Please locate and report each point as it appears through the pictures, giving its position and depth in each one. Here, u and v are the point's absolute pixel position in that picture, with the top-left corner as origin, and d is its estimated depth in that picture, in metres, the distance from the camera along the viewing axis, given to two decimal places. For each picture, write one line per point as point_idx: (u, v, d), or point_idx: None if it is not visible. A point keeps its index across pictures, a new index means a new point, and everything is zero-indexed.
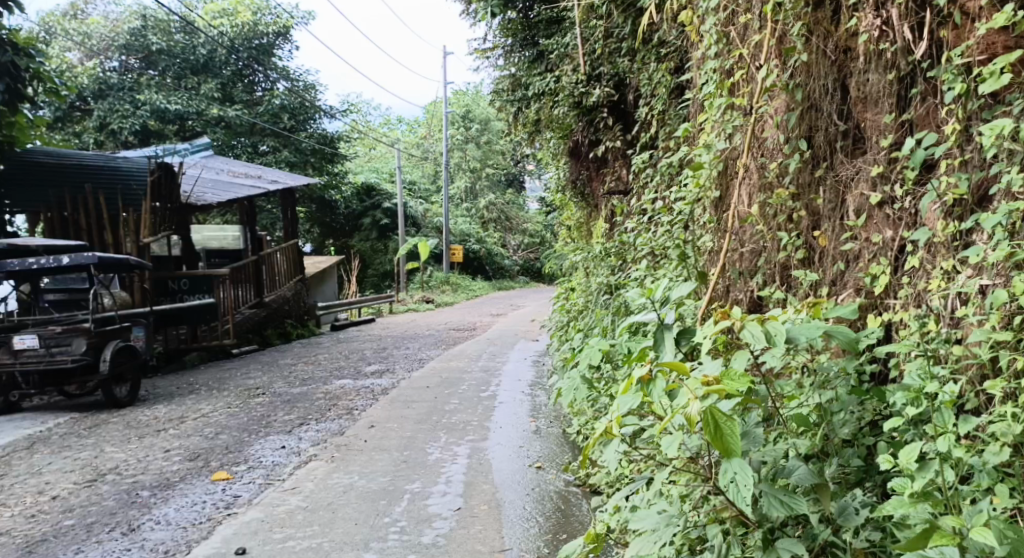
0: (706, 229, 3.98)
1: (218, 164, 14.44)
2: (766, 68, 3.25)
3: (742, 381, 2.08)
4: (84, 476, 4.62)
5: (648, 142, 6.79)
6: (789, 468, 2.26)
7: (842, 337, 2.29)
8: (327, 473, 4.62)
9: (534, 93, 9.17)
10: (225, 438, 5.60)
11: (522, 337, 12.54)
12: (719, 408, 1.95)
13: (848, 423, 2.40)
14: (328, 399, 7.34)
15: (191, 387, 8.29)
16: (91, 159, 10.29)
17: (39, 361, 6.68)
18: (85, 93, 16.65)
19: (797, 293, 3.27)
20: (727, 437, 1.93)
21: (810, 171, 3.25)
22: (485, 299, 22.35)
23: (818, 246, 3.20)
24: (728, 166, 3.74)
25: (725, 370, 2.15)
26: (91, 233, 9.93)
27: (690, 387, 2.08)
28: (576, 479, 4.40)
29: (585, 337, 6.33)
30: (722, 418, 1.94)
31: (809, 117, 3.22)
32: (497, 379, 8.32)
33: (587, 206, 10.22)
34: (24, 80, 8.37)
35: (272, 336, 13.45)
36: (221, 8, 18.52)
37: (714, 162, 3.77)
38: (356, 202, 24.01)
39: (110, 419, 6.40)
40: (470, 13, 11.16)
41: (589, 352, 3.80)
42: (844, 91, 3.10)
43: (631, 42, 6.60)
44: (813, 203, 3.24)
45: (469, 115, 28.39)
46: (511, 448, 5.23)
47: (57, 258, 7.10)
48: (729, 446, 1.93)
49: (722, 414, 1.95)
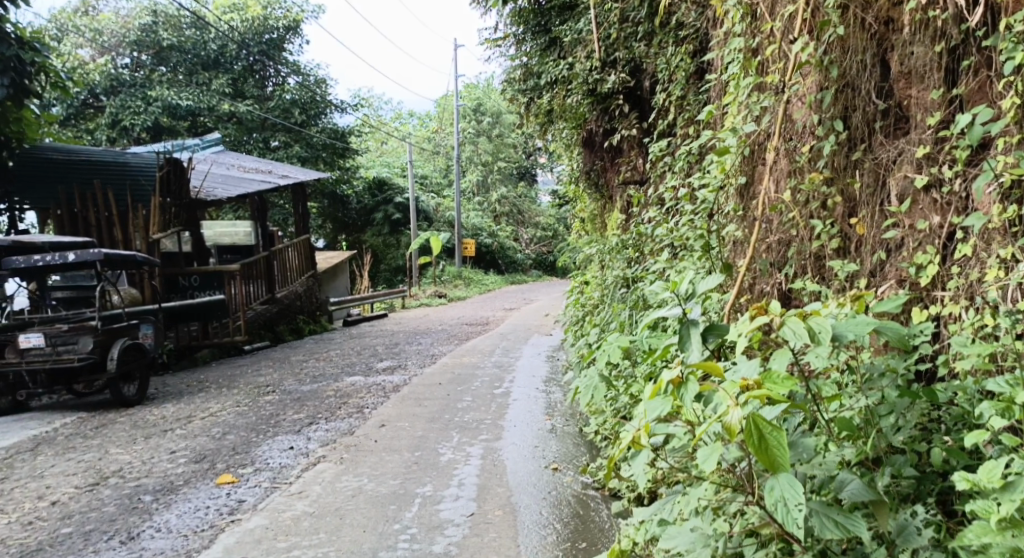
0: (729, 218, 3.77)
1: (228, 159, 14.32)
2: (799, 42, 3.02)
3: (786, 384, 1.90)
4: (87, 479, 4.47)
5: (665, 130, 6.56)
6: (840, 482, 2.08)
7: (892, 334, 2.09)
8: (336, 475, 4.45)
9: (547, 82, 8.96)
10: (232, 439, 5.44)
11: (536, 331, 12.35)
12: (761, 415, 1.81)
13: (901, 429, 2.21)
14: (338, 396, 7.18)
15: (201, 385, 8.17)
16: (100, 155, 10.16)
17: (46, 359, 6.56)
18: (97, 90, 16.61)
19: (832, 285, 3.07)
20: (773, 450, 1.79)
21: (845, 154, 3.05)
22: (498, 293, 22.18)
23: (855, 234, 3.00)
24: (758, 149, 3.52)
25: (765, 372, 1.97)
26: (100, 230, 9.77)
27: (727, 392, 1.91)
28: (595, 481, 4.21)
29: (601, 332, 6.14)
30: (766, 428, 1.80)
31: (846, 95, 3.01)
32: (511, 375, 8.14)
33: (601, 198, 10.00)
34: (30, 74, 8.24)
35: (284, 332, 13.33)
36: (231, 3, 18.41)
37: (741, 146, 3.55)
38: (368, 197, 23.90)
39: (117, 418, 6.27)
40: (481, 2, 10.96)
41: (608, 349, 3.61)
42: (884, 67, 2.89)
43: (648, 26, 6.39)
44: (849, 188, 3.03)
45: (480, 108, 28.17)
46: (527, 448, 5.05)
47: (63, 255, 6.97)
48: (775, 460, 1.79)
49: (766, 425, 1.81)
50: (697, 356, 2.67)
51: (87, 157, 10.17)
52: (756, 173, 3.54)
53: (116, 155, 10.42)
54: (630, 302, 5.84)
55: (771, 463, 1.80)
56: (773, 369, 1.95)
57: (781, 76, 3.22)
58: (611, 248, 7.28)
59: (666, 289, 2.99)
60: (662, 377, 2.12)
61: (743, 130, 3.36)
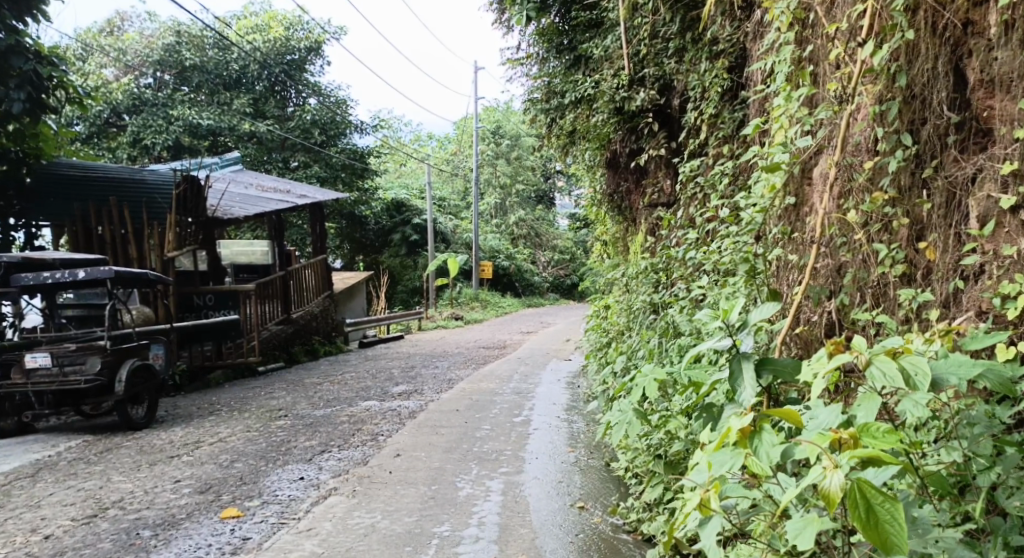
0: (776, 242, 3.52)
1: (247, 178, 14.23)
2: (865, 43, 2.77)
3: (891, 441, 1.78)
4: (85, 510, 4.24)
5: (697, 149, 6.32)
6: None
7: (993, 378, 1.90)
8: (347, 511, 4.17)
9: (571, 101, 8.75)
10: (240, 468, 5.18)
11: (555, 356, 12.05)
12: (868, 484, 1.71)
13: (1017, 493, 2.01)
14: (352, 423, 6.91)
15: (212, 408, 7.93)
16: (116, 172, 10.15)
17: (52, 381, 6.38)
18: (119, 109, 16.65)
19: (895, 315, 2.80)
20: (883, 525, 1.68)
21: (912, 171, 2.80)
22: (515, 316, 21.88)
23: (924, 260, 2.75)
24: (818, 167, 3.27)
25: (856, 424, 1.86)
26: (114, 248, 9.62)
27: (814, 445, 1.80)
28: (626, 524, 3.90)
29: (630, 360, 5.86)
30: (876, 498, 1.70)
31: (913, 108, 2.76)
32: (531, 402, 7.83)
33: (624, 220, 9.74)
34: (47, 89, 8.12)
35: (300, 353, 13.12)
36: (254, 25, 18.50)
37: (792, 163, 3.34)
38: (386, 218, 23.81)
39: (123, 443, 6.04)
40: (503, 21, 10.82)
41: (643, 382, 3.35)
42: (958, 77, 2.65)
43: (679, 41, 6.21)
44: (917, 209, 2.78)
45: (499, 131, 28.06)
46: (550, 484, 4.75)
47: (73, 273, 6.79)
48: (889, 538, 1.66)
49: (875, 492, 1.70)
50: (750, 394, 2.45)
51: (103, 173, 10.06)
52: (814, 192, 3.28)
53: (132, 171, 10.33)
54: (660, 330, 5.55)
55: (882, 540, 1.67)
56: (870, 422, 1.83)
57: (843, 85, 2.97)
58: (637, 273, 7.00)
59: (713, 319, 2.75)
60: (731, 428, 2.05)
61: (797, 146, 3.11)
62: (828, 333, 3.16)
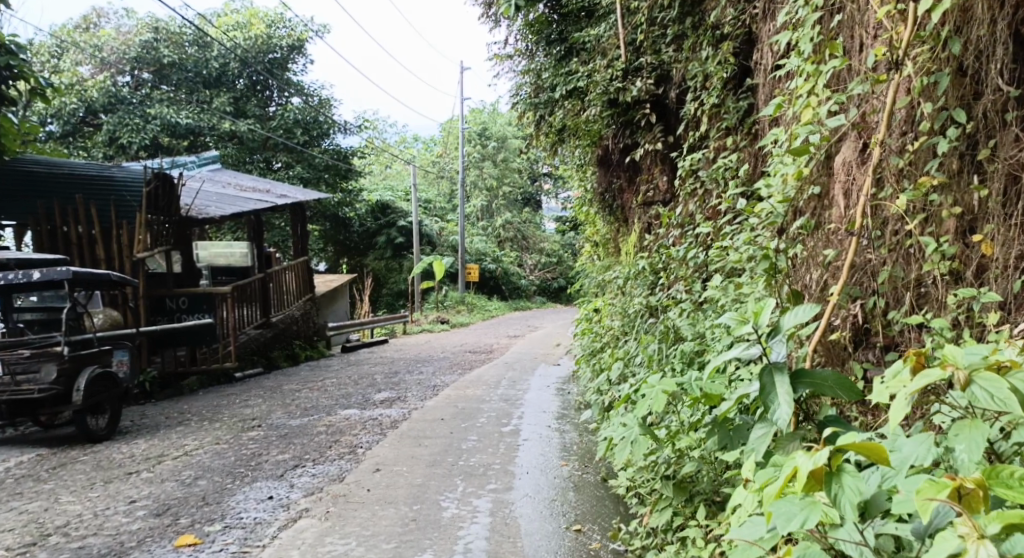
0: (798, 239, 3.27)
1: (225, 178, 13.77)
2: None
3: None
4: (22, 538, 3.80)
5: (697, 142, 5.97)
6: None
7: None
8: (319, 537, 3.75)
9: (561, 96, 8.37)
10: (204, 486, 4.74)
11: (543, 360, 11.64)
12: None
13: None
14: (329, 434, 6.47)
15: (181, 418, 7.46)
16: (84, 169, 9.97)
17: (3, 390, 5.92)
18: (94, 107, 16.14)
19: (944, 314, 2.60)
20: None
21: (964, 153, 2.60)
22: (502, 320, 21.46)
23: (979, 255, 2.55)
24: (841, 154, 3.07)
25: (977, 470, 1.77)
26: (81, 249, 9.09)
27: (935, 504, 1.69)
28: (628, 551, 3.50)
29: (626, 367, 5.51)
30: None
31: (965, 82, 2.58)
32: (520, 410, 7.43)
33: (615, 220, 9.38)
34: (5, 80, 7.69)
35: (279, 358, 12.63)
36: (234, 22, 18.02)
37: (823, 144, 3.08)
38: (371, 220, 23.34)
39: (80, 457, 5.58)
40: (490, 16, 10.45)
41: (653, 397, 3.04)
42: (1017, 43, 2.48)
43: (677, 28, 5.89)
44: (971, 196, 2.57)
45: (486, 132, 27.62)
46: (542, 503, 4.34)
47: (27, 274, 6.33)
48: None
49: None
50: (788, 409, 2.10)
51: (71, 172, 9.79)
52: (838, 184, 3.08)
53: (100, 170, 10.07)
54: (661, 334, 5.21)
55: None
56: (993, 467, 1.75)
57: (887, 51, 2.69)
58: (633, 273, 6.62)
59: (737, 323, 2.38)
60: (803, 470, 1.84)
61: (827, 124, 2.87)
62: (853, 337, 2.93)
